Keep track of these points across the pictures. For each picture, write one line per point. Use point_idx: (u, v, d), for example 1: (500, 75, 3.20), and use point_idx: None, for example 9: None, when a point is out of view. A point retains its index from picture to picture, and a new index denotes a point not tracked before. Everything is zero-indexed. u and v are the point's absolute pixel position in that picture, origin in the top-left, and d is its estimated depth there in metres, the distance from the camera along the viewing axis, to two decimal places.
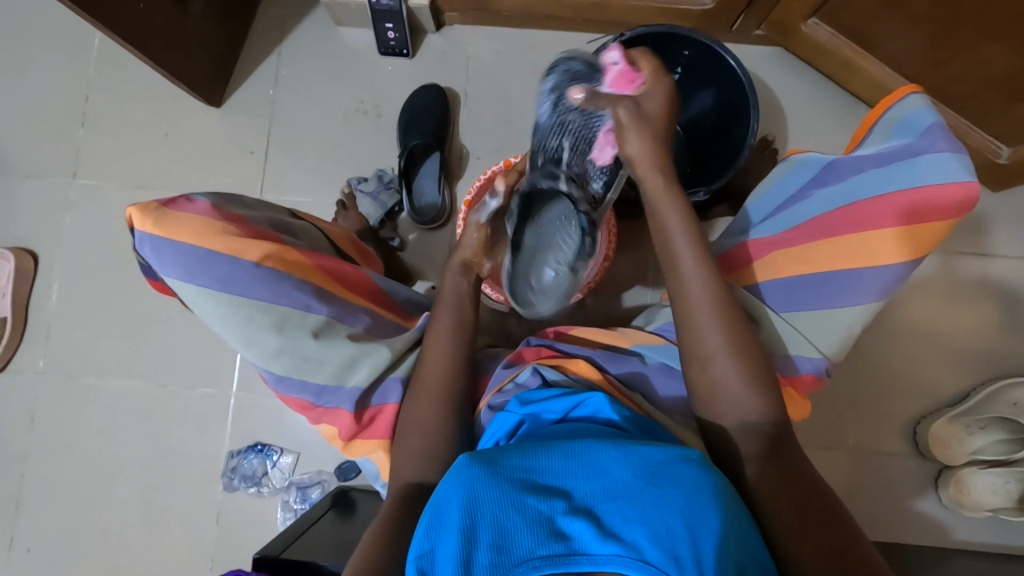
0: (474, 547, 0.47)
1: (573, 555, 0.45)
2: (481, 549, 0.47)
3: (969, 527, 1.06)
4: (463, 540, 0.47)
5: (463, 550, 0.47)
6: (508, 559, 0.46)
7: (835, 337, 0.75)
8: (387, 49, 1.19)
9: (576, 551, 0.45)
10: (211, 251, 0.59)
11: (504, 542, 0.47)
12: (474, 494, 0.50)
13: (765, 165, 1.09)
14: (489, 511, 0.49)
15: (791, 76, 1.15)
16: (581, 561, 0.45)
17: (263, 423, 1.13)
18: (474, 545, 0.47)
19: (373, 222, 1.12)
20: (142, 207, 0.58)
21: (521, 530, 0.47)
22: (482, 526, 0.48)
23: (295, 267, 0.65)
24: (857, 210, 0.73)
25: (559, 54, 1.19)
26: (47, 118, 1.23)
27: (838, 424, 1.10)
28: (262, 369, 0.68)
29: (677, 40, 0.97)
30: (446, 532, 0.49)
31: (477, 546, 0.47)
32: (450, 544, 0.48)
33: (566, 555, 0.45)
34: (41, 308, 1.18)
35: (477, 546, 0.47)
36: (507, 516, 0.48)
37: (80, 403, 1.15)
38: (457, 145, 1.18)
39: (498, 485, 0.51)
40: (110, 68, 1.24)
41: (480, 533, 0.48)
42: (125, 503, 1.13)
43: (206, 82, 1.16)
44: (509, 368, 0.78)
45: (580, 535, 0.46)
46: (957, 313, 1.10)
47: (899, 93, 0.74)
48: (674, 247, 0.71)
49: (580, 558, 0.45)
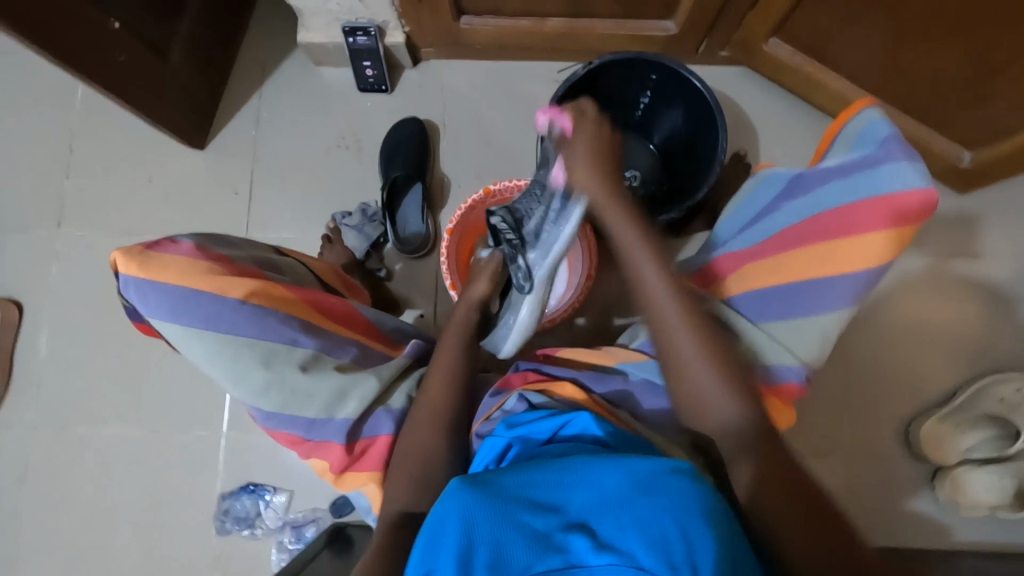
0: (471, 567, 0.47)
1: (569, 568, 0.45)
2: (478, 568, 0.47)
3: (967, 527, 1.06)
4: (459, 560, 0.47)
5: (459, 571, 0.47)
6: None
7: (812, 344, 0.76)
8: (366, 85, 1.22)
9: (573, 563, 0.46)
10: (196, 291, 0.60)
11: (501, 561, 0.47)
12: (471, 510, 0.50)
13: (738, 178, 1.11)
14: (485, 529, 0.49)
15: (758, 93, 1.19)
16: (578, 573, 0.45)
17: (255, 462, 1.11)
18: (472, 564, 0.47)
19: (359, 254, 1.13)
20: (126, 251, 0.59)
21: (517, 546, 0.47)
22: (478, 546, 0.48)
23: (279, 301, 0.66)
24: (823, 220, 0.75)
25: (534, 83, 1.22)
26: (31, 169, 1.24)
27: (830, 430, 1.10)
28: (251, 407, 0.68)
29: (642, 64, 1.00)
30: (443, 552, 0.49)
31: (473, 565, 0.47)
32: (446, 562, 0.48)
33: (563, 568, 0.45)
34: (28, 358, 1.17)
35: (475, 566, 0.47)
36: (503, 533, 0.48)
37: (68, 453, 1.13)
38: (439, 174, 1.20)
39: (492, 503, 0.50)
40: (94, 117, 1.26)
41: (478, 554, 0.47)
42: (115, 555, 1.10)
43: (189, 127, 1.18)
44: (497, 395, 0.78)
45: (576, 548, 0.46)
46: (938, 312, 1.12)
47: (856, 107, 0.77)
48: (635, 262, 0.76)
49: (578, 570, 0.45)
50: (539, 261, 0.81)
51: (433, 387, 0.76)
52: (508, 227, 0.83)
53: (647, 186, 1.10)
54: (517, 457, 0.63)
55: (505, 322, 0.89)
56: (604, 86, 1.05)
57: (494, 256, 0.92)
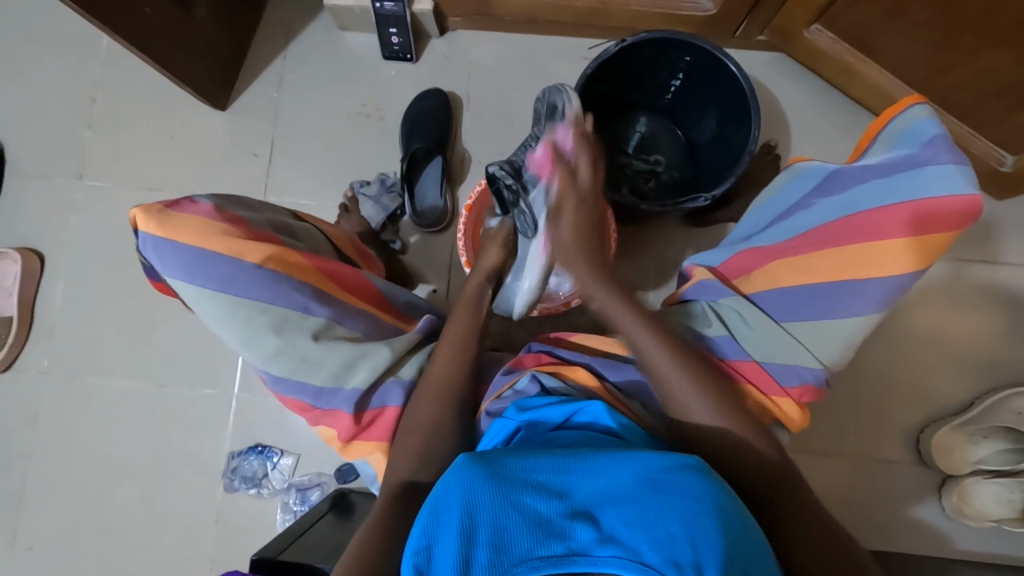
0: (474, 546, 0.47)
1: (572, 555, 0.45)
2: (481, 547, 0.47)
3: (971, 537, 1.05)
4: (462, 540, 0.48)
5: (462, 550, 0.47)
6: (507, 559, 0.46)
7: (836, 347, 0.75)
8: (390, 53, 1.19)
9: (575, 551, 0.45)
10: (213, 253, 0.60)
11: (503, 541, 0.47)
12: (473, 493, 0.51)
13: (765, 170, 1.08)
14: (488, 511, 0.49)
15: (794, 82, 1.15)
16: (581, 562, 0.44)
17: (264, 425, 1.13)
18: (473, 544, 0.47)
19: (375, 225, 1.13)
20: (145, 208, 0.59)
21: (520, 530, 0.47)
22: (481, 526, 0.48)
23: (295, 268, 0.65)
24: (857, 221, 0.72)
25: (562, 59, 1.19)
26: (55, 121, 1.25)
27: (839, 431, 1.09)
28: (261, 369, 0.68)
29: (677, 45, 0.96)
30: (446, 532, 0.49)
31: (477, 544, 0.47)
32: (449, 543, 0.48)
33: (565, 556, 0.45)
34: (47, 307, 1.19)
35: (477, 545, 0.47)
36: (507, 516, 0.48)
37: (83, 403, 1.16)
38: (460, 149, 1.18)
39: (497, 485, 0.51)
40: (117, 71, 1.25)
41: (481, 534, 0.48)
42: (126, 504, 1.13)
43: (211, 85, 1.17)
44: (508, 375, 0.77)
45: (579, 536, 0.46)
46: (961, 321, 1.10)
47: (903, 103, 0.73)
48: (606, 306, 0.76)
49: (580, 558, 0.44)
50: (540, 199, 0.84)
51: (441, 363, 0.75)
52: (507, 174, 0.87)
53: (669, 172, 1.10)
54: (524, 441, 0.63)
55: (514, 283, 0.90)
56: (635, 65, 1.01)
57: (504, 223, 0.91)
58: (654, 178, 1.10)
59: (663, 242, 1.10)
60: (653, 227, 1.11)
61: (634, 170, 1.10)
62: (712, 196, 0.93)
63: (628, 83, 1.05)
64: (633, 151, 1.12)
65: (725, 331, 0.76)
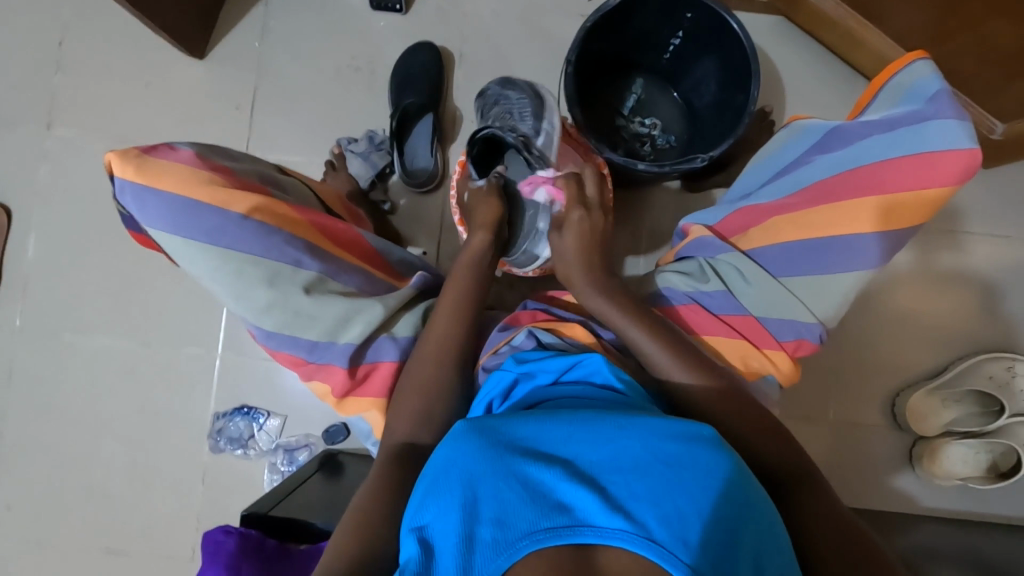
0: (476, 520, 0.47)
1: (577, 527, 0.45)
2: (483, 523, 0.46)
3: (939, 497, 1.10)
4: (463, 515, 0.47)
5: (464, 526, 0.47)
6: (511, 532, 0.45)
7: (831, 302, 0.75)
8: (380, 3, 1.14)
9: (580, 522, 0.45)
10: (197, 203, 0.57)
11: (506, 517, 0.46)
12: (473, 467, 0.51)
13: (761, 136, 1.07)
14: (489, 485, 0.49)
15: (793, 46, 1.13)
16: (586, 532, 0.45)
17: (250, 386, 1.11)
18: (476, 519, 0.47)
19: (364, 183, 1.10)
20: (122, 154, 0.56)
21: (522, 502, 0.47)
22: (483, 501, 0.48)
23: (284, 221, 0.63)
24: (859, 175, 0.72)
25: (558, 15, 1.15)
26: (19, 65, 1.17)
27: (820, 396, 1.12)
28: (251, 325, 0.67)
29: (679, 2, 0.94)
30: (444, 505, 0.49)
31: (478, 520, 0.47)
32: (450, 518, 0.48)
33: (570, 527, 0.45)
34: (17, 263, 1.14)
35: (480, 520, 0.47)
36: (507, 489, 0.48)
37: (59, 363, 1.13)
38: (452, 107, 1.15)
39: (498, 457, 0.51)
40: (85, 13, 1.17)
41: (482, 509, 0.47)
42: (108, 465, 1.11)
43: (189, 31, 1.10)
44: (505, 331, 0.78)
45: (584, 507, 0.46)
46: (942, 289, 1.12)
47: (906, 59, 0.72)
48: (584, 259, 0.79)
49: (585, 530, 0.45)
50: (545, 140, 0.88)
51: (441, 319, 0.74)
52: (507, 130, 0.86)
53: (667, 136, 1.10)
54: (524, 397, 0.64)
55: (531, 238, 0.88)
56: (634, 23, 0.99)
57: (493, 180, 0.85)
58: (650, 141, 1.10)
59: (656, 207, 1.10)
60: (647, 190, 1.10)
61: (630, 133, 1.10)
62: (710, 157, 0.92)
63: (627, 42, 1.03)
64: (630, 113, 1.11)
65: (723, 288, 0.78)
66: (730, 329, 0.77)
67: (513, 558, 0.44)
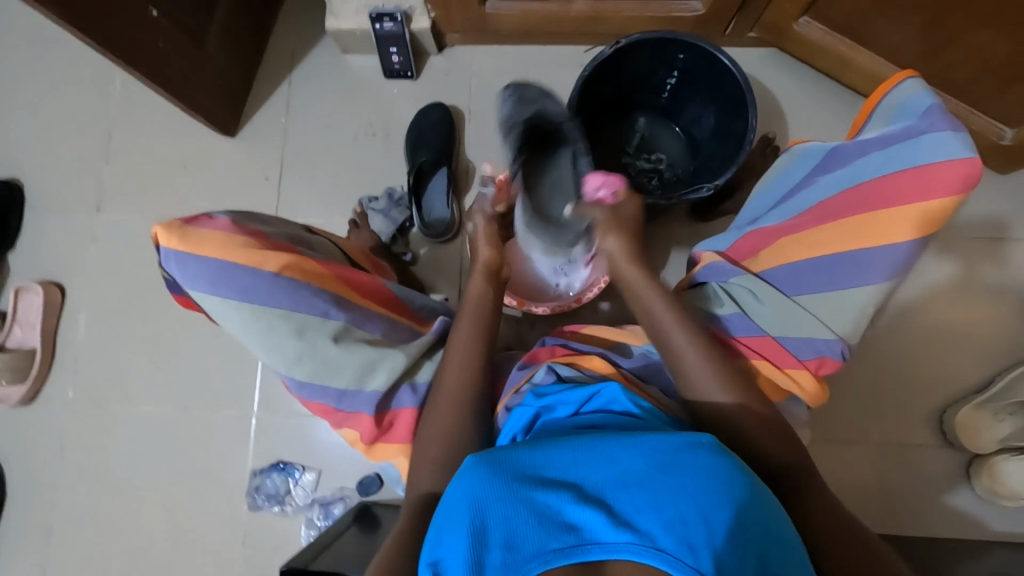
0: (486, 547, 0.47)
1: (584, 545, 0.45)
2: (492, 549, 0.47)
3: (1004, 518, 1.03)
4: (472, 541, 0.48)
5: (473, 551, 0.47)
6: (519, 557, 0.46)
7: (849, 317, 0.75)
8: (392, 72, 1.23)
9: (587, 541, 0.46)
10: (233, 264, 0.62)
11: (515, 541, 0.47)
12: (481, 495, 0.51)
13: (767, 161, 1.09)
14: (496, 510, 0.50)
15: (788, 75, 1.17)
16: (593, 550, 0.45)
17: (285, 442, 1.14)
18: (484, 544, 0.47)
19: (385, 238, 1.15)
20: (166, 226, 0.61)
21: (530, 526, 0.48)
22: (491, 527, 0.49)
23: (313, 277, 0.67)
24: (860, 192, 0.73)
25: (559, 68, 1.22)
26: (73, 158, 1.29)
27: (860, 417, 1.08)
28: (285, 376, 0.70)
29: (670, 45, 0.99)
30: (455, 536, 0.49)
31: (488, 546, 0.47)
32: (460, 546, 0.48)
33: (579, 546, 0.45)
34: (70, 337, 1.22)
35: (488, 547, 0.47)
36: (516, 513, 0.49)
37: (107, 430, 1.18)
38: (464, 160, 1.21)
39: (505, 484, 0.51)
40: (131, 106, 1.30)
41: (492, 534, 0.48)
42: (153, 529, 1.14)
43: (222, 113, 1.20)
44: (525, 369, 0.79)
45: (590, 525, 0.46)
46: (974, 298, 1.09)
47: (897, 78, 0.74)
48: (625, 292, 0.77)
49: (592, 547, 0.45)
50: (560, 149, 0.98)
51: (462, 362, 0.75)
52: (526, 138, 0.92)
53: (674, 170, 1.13)
54: (543, 427, 0.65)
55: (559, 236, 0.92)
56: (629, 68, 1.04)
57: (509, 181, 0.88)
58: (657, 176, 1.13)
59: (669, 238, 1.11)
60: (659, 222, 1.12)
61: (638, 170, 1.13)
62: (715, 185, 0.94)
63: (624, 86, 1.08)
64: (634, 151, 1.15)
65: (737, 311, 0.78)
66: (749, 352, 0.76)
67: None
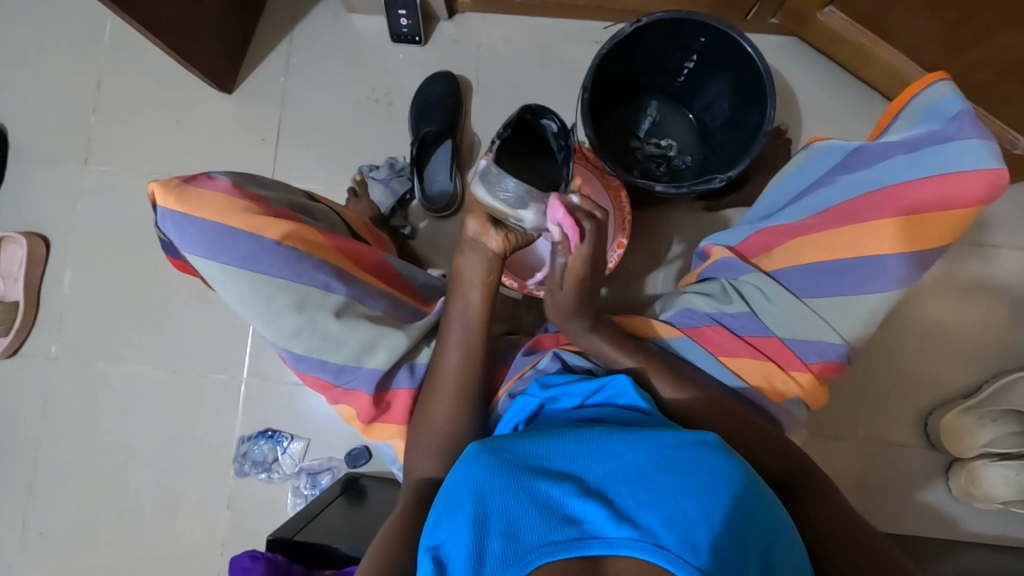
0: (486, 534, 0.47)
1: (586, 539, 0.45)
2: (493, 536, 0.47)
3: (978, 519, 1.06)
4: (474, 529, 0.47)
5: (474, 539, 0.47)
6: (520, 546, 0.46)
7: (857, 322, 0.74)
8: (399, 35, 1.18)
9: (590, 534, 0.45)
10: (232, 229, 0.59)
11: (516, 529, 0.47)
12: (484, 485, 0.50)
13: (778, 155, 1.08)
14: (499, 499, 0.49)
15: (806, 65, 1.14)
16: (595, 544, 0.45)
17: (274, 410, 1.13)
18: (486, 532, 0.47)
19: (384, 209, 1.13)
20: (163, 183, 0.58)
21: (532, 518, 0.47)
22: (493, 515, 0.48)
23: (315, 247, 0.65)
24: (880, 196, 0.72)
25: (572, 43, 1.18)
26: (59, 106, 1.23)
27: (848, 416, 1.09)
28: (281, 348, 0.69)
29: (690, 27, 0.95)
30: (456, 521, 0.49)
31: (489, 532, 0.47)
32: (461, 533, 0.48)
33: (580, 539, 0.45)
34: (54, 294, 1.18)
35: (490, 533, 0.47)
36: (518, 502, 0.48)
37: (92, 390, 1.16)
38: (469, 133, 1.17)
39: (508, 475, 0.51)
40: (121, 55, 1.24)
41: (492, 522, 0.48)
42: (136, 491, 1.13)
43: (218, 68, 1.15)
44: (529, 355, 0.78)
45: (593, 519, 0.46)
46: (970, 304, 1.10)
47: (928, 79, 0.71)
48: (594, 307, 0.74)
49: (594, 541, 0.45)
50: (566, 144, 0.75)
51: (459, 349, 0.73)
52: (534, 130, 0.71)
53: (684, 157, 1.11)
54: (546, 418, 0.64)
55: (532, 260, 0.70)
56: (646, 49, 1.01)
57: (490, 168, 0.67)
58: (665, 163, 1.11)
59: (674, 227, 1.10)
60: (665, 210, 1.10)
61: (647, 155, 1.11)
62: (727, 177, 0.92)
63: (639, 67, 1.05)
64: (644, 135, 1.12)
65: (746, 309, 0.78)
66: (755, 350, 0.77)
67: (525, 568, 0.44)
